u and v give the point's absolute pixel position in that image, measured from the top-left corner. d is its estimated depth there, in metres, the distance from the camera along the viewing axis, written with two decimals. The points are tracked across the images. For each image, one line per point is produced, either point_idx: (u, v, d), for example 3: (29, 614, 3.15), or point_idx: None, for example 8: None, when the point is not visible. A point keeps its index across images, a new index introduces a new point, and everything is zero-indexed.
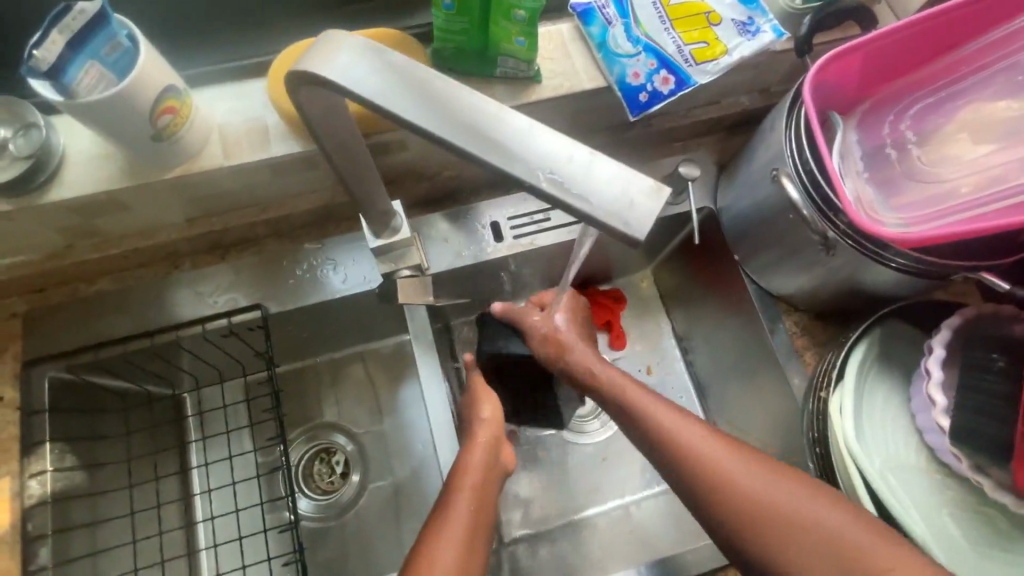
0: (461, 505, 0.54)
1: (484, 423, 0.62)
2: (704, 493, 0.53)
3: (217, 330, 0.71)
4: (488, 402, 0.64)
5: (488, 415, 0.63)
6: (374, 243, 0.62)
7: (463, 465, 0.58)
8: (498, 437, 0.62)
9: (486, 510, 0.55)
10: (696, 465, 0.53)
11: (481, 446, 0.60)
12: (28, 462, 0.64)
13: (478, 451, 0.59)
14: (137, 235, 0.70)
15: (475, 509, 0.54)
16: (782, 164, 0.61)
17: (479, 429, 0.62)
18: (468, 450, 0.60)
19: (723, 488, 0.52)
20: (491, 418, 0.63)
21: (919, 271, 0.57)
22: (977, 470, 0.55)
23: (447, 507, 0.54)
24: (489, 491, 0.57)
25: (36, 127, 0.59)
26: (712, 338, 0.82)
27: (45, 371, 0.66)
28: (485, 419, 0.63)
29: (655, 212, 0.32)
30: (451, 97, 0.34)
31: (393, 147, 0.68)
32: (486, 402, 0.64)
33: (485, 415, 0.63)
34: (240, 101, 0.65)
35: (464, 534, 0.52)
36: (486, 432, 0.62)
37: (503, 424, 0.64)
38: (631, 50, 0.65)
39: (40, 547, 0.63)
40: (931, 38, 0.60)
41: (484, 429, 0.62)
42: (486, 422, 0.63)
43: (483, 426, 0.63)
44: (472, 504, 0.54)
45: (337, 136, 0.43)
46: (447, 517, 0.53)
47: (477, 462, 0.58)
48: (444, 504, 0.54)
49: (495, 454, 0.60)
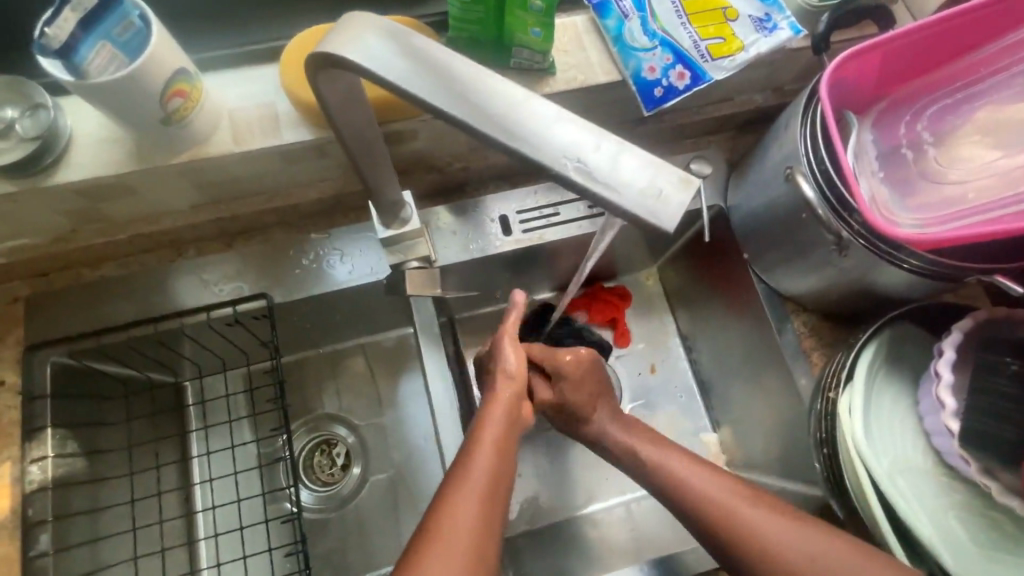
0: (480, 468, 0.52)
1: (507, 380, 0.61)
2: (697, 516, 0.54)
3: (221, 319, 0.70)
4: (512, 353, 0.61)
5: (511, 368, 0.61)
6: (384, 233, 0.61)
7: (482, 425, 0.56)
8: (520, 393, 0.60)
9: (506, 472, 0.53)
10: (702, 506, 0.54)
11: (502, 407, 0.58)
12: (28, 447, 0.63)
13: (499, 409, 0.58)
14: (142, 221, 0.69)
15: (496, 469, 0.52)
16: (797, 162, 0.60)
17: (500, 386, 0.60)
18: (489, 407, 0.58)
19: (739, 534, 0.51)
20: (514, 372, 0.61)
21: (933, 273, 0.57)
22: (984, 473, 0.55)
23: (466, 462, 0.52)
24: (509, 452, 0.55)
25: (43, 107, 0.58)
26: (718, 337, 0.82)
27: (46, 357, 0.65)
28: (509, 375, 0.61)
29: (684, 203, 0.31)
30: (475, 84, 0.34)
31: (405, 137, 0.67)
32: (511, 357, 0.61)
33: (510, 370, 0.61)
34: (251, 86, 0.64)
35: (483, 494, 0.50)
36: (508, 389, 0.60)
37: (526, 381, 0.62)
38: (647, 43, 0.64)
39: (40, 533, 0.62)
40: (953, 37, 0.59)
41: (504, 384, 0.60)
42: (510, 377, 0.61)
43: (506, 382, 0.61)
44: (493, 464, 0.53)
45: (351, 121, 0.43)
46: (467, 470, 0.52)
47: (499, 417, 0.57)
48: (462, 460, 0.53)
49: (517, 416, 0.58)
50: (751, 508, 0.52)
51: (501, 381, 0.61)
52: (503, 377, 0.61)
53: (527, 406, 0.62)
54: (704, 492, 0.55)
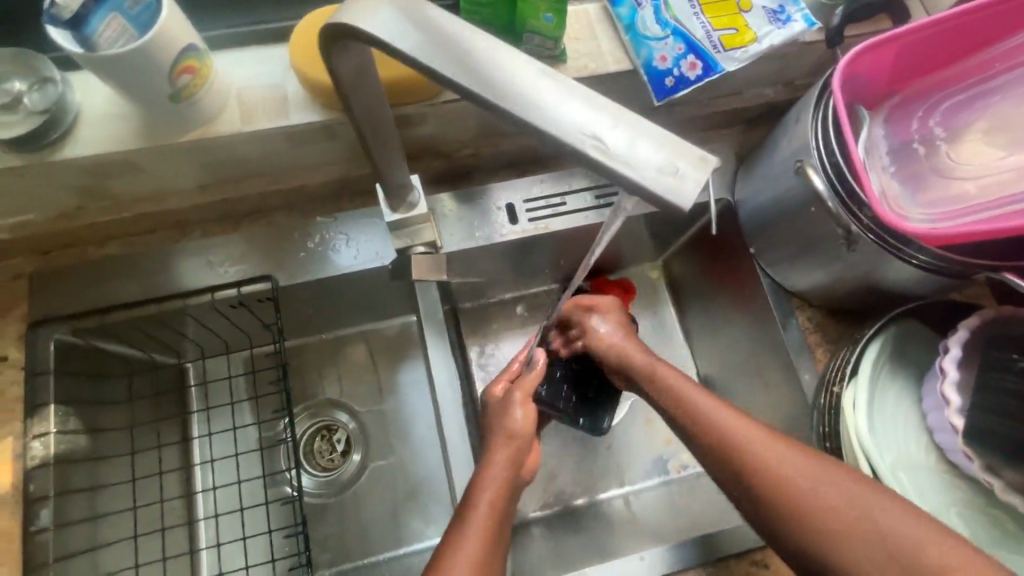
0: (474, 535, 0.52)
1: (507, 440, 0.61)
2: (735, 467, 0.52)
3: (225, 301, 0.70)
4: (520, 411, 0.62)
5: (517, 426, 0.61)
6: (390, 217, 0.61)
7: (477, 486, 0.56)
8: (522, 452, 0.60)
9: (500, 538, 0.54)
10: (741, 457, 0.51)
11: (499, 467, 0.58)
12: (31, 423, 0.63)
13: (495, 474, 0.57)
14: (148, 200, 0.69)
15: (488, 533, 0.53)
16: (807, 155, 0.60)
17: (498, 446, 0.60)
18: (486, 469, 0.58)
19: (763, 472, 0.50)
20: (518, 431, 0.61)
21: (941, 269, 0.56)
22: (987, 470, 0.55)
23: (460, 526, 0.53)
24: (504, 513, 0.55)
25: (52, 82, 0.58)
26: (722, 332, 0.82)
27: (50, 334, 0.65)
28: (511, 434, 0.61)
29: (700, 185, 0.31)
30: (494, 58, 0.34)
31: (414, 121, 0.67)
32: (519, 413, 0.62)
33: (517, 429, 0.61)
34: (260, 66, 0.63)
35: (478, 559, 0.51)
36: (505, 451, 0.60)
37: (530, 439, 0.62)
38: (659, 32, 0.63)
39: (42, 508, 0.62)
40: (970, 32, 0.59)
41: (503, 443, 0.60)
42: (512, 436, 0.61)
43: (503, 442, 0.61)
44: (486, 530, 0.53)
45: (365, 98, 0.42)
46: (462, 535, 0.52)
47: (494, 478, 0.57)
48: (456, 526, 0.54)
49: (514, 476, 0.58)
50: (772, 443, 0.51)
51: (500, 440, 0.61)
52: (505, 436, 0.61)
53: (529, 458, 0.63)
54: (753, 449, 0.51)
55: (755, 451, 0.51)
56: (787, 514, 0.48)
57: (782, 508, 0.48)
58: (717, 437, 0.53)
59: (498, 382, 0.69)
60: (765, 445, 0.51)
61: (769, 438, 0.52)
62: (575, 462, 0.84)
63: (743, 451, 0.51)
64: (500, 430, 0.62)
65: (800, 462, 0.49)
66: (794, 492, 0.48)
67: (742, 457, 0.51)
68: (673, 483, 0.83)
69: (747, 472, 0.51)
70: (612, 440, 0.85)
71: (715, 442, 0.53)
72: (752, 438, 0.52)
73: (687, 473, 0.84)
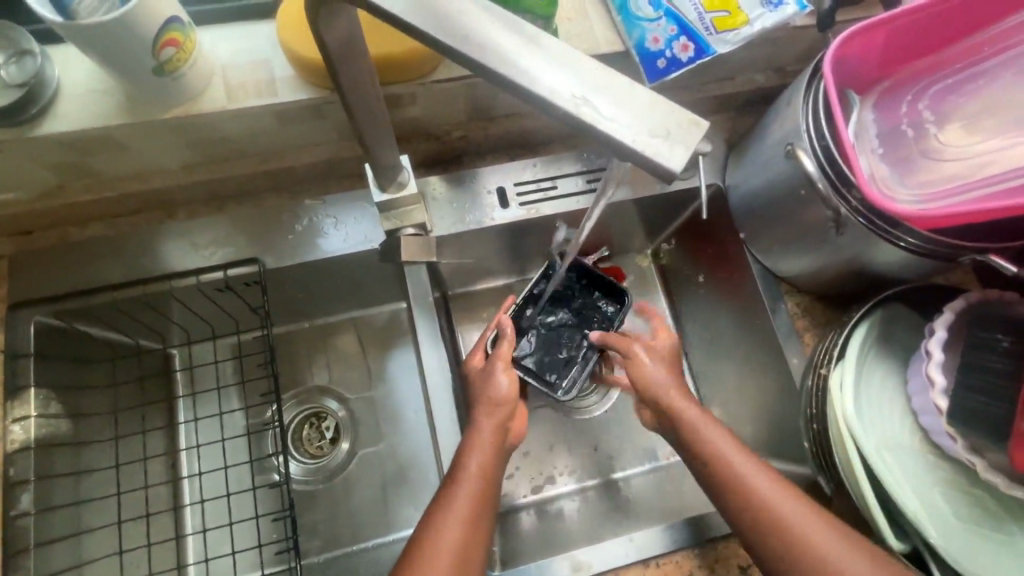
0: (460, 504, 0.53)
1: (491, 407, 0.61)
2: (727, 496, 0.56)
3: (211, 283, 0.69)
4: (504, 377, 0.62)
5: (500, 393, 0.61)
6: (379, 197, 0.60)
7: (463, 457, 0.56)
8: (505, 420, 0.60)
9: (487, 501, 0.55)
10: (736, 492, 0.55)
11: (487, 433, 0.59)
12: (11, 406, 0.61)
13: (481, 441, 0.58)
14: (131, 180, 0.68)
15: (475, 499, 0.54)
16: (797, 138, 0.60)
17: (481, 417, 0.60)
18: (470, 438, 0.58)
19: (755, 509, 0.54)
20: (503, 398, 0.61)
21: (929, 251, 0.57)
22: (972, 450, 0.56)
23: (446, 499, 0.54)
24: (492, 479, 0.56)
25: (30, 54, 0.56)
26: (711, 318, 0.82)
27: (30, 315, 0.63)
28: (495, 402, 0.61)
29: (689, 148, 0.31)
30: (480, 21, 0.33)
31: (403, 101, 0.66)
32: (501, 380, 0.62)
33: (499, 397, 0.61)
34: (246, 42, 0.62)
35: (463, 531, 0.52)
36: (491, 418, 0.60)
37: (515, 405, 0.62)
38: (652, 14, 0.63)
39: (22, 493, 0.60)
40: (958, 17, 0.59)
41: (486, 410, 0.60)
42: (496, 403, 0.61)
43: (487, 406, 0.61)
44: (472, 501, 0.54)
45: (352, 69, 0.42)
46: (447, 509, 0.53)
47: (481, 447, 0.57)
48: (442, 497, 0.54)
49: (500, 443, 0.59)
50: (765, 480, 0.55)
51: (487, 406, 0.61)
52: (489, 403, 0.61)
53: (516, 423, 0.63)
54: (749, 487, 0.55)
55: (756, 492, 0.55)
56: (769, 541, 0.53)
57: (770, 538, 0.53)
58: (717, 470, 0.57)
59: (476, 355, 0.67)
60: (759, 480, 0.55)
61: (765, 474, 0.56)
62: (566, 449, 0.83)
63: (739, 486, 0.55)
64: (482, 397, 0.61)
65: (786, 499, 0.54)
66: (783, 532, 0.53)
67: (736, 490, 0.55)
68: (662, 469, 0.83)
69: (737, 504, 0.55)
70: (602, 427, 0.85)
71: (710, 471, 0.57)
72: (749, 472, 0.56)
73: (676, 460, 0.84)
